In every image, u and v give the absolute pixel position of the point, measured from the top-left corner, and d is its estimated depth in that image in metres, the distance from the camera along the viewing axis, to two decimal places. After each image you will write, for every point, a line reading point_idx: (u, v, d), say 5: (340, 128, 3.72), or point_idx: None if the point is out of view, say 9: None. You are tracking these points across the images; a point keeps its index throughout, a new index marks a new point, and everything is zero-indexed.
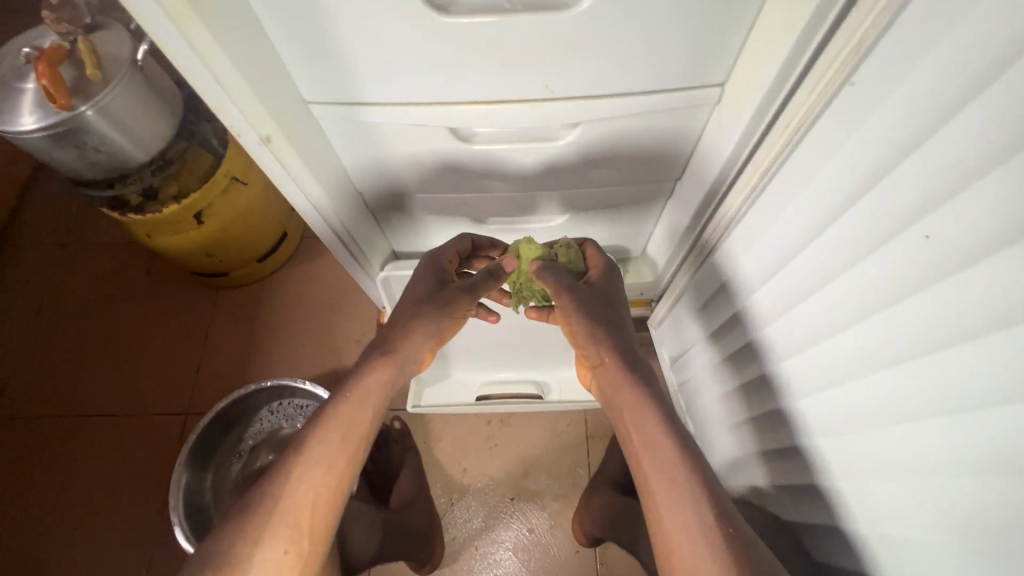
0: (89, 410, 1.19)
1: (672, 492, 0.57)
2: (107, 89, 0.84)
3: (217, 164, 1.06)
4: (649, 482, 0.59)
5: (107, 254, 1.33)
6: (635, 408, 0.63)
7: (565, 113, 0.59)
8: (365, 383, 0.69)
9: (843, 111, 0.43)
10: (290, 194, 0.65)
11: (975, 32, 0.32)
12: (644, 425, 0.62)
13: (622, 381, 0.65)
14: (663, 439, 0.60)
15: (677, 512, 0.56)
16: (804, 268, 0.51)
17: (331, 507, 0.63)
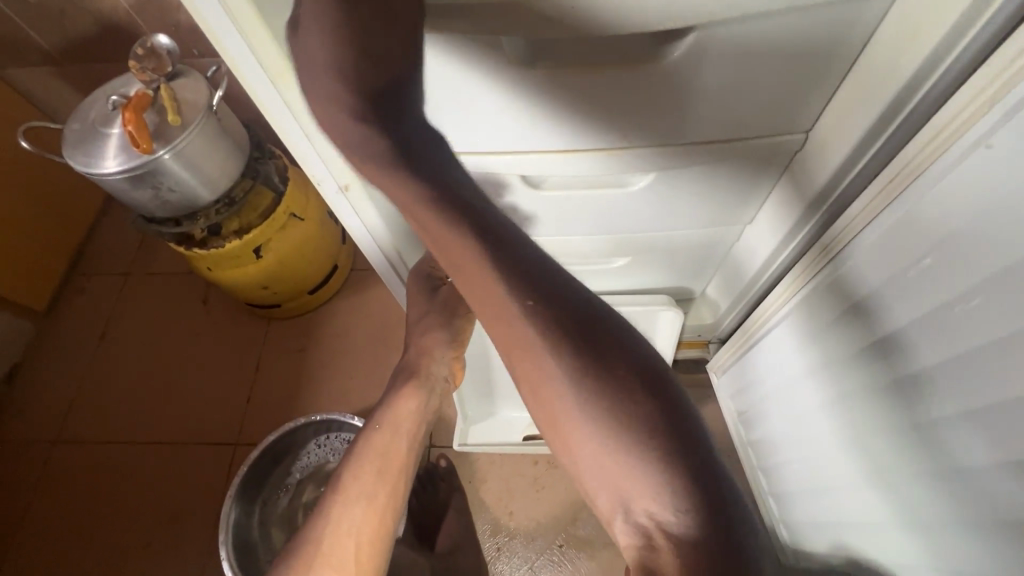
0: (144, 437, 1.22)
1: (567, 409, 0.39)
2: (185, 133, 0.89)
3: (278, 203, 1.10)
4: (536, 402, 0.40)
5: (168, 284, 1.39)
6: (484, 299, 0.39)
7: (641, 161, 0.58)
8: (396, 413, 0.68)
9: (976, 170, 0.41)
10: (359, 237, 0.65)
11: None
12: (502, 322, 0.40)
13: (449, 252, 0.40)
14: (535, 339, 0.39)
15: (579, 432, 0.39)
16: (933, 328, 0.48)
17: (377, 550, 0.60)
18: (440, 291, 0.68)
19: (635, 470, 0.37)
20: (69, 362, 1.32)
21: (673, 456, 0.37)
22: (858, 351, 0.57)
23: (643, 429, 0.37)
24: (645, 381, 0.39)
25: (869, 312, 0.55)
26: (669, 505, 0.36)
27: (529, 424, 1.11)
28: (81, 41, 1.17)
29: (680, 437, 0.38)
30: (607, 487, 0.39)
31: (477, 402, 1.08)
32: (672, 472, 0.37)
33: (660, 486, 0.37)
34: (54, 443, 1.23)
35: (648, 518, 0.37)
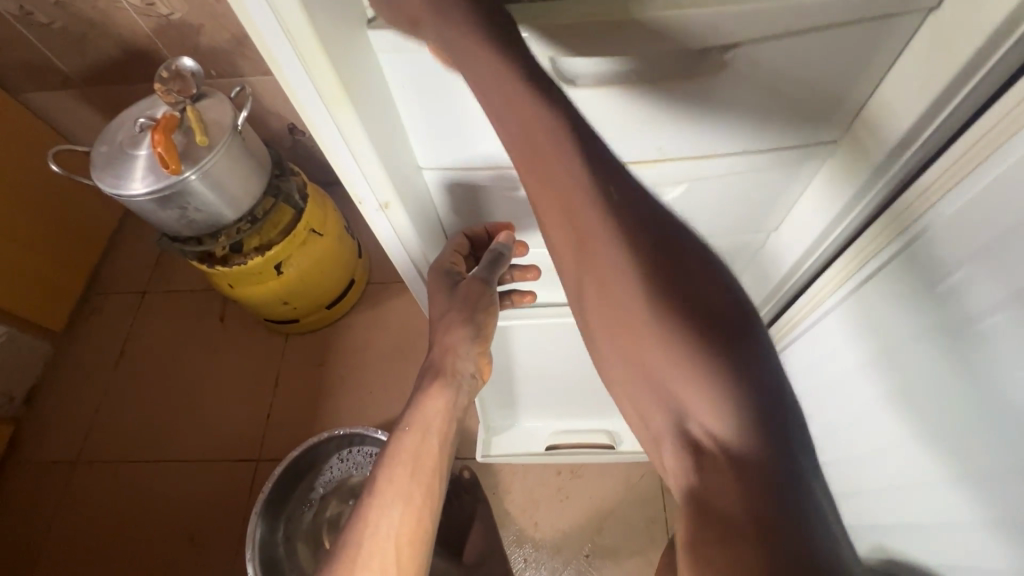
0: (166, 454, 1.22)
1: (637, 317, 0.40)
2: (211, 153, 0.91)
3: (298, 219, 1.11)
4: (600, 312, 0.42)
5: (185, 300, 1.39)
6: (562, 208, 0.41)
7: (674, 172, 0.59)
8: (424, 411, 0.66)
9: None
10: (393, 253, 0.66)
11: None
12: (580, 232, 0.41)
13: (533, 163, 0.41)
14: (614, 248, 0.40)
15: (646, 338, 0.40)
16: (986, 328, 0.48)
17: (417, 550, 0.60)
18: (461, 287, 0.66)
19: (698, 385, 0.38)
20: (88, 382, 1.32)
21: (735, 372, 0.38)
22: (906, 351, 0.58)
23: (711, 341, 0.39)
24: (714, 299, 0.40)
25: (912, 311, 0.56)
26: (726, 422, 0.37)
27: (552, 434, 1.11)
28: (102, 65, 1.18)
29: (741, 355, 0.39)
30: (662, 397, 0.40)
31: (500, 413, 1.08)
32: (732, 386, 0.37)
33: (719, 400, 0.37)
34: (75, 463, 1.23)
35: (702, 428, 0.38)
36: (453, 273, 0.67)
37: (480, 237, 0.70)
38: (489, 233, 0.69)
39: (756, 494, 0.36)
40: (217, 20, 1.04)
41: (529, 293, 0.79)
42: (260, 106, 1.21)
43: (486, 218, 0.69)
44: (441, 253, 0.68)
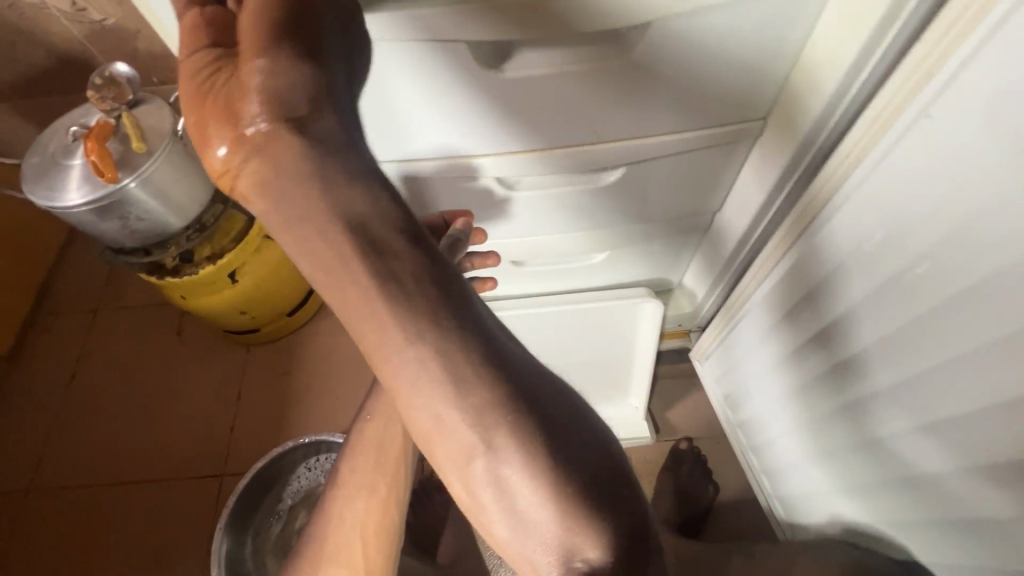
0: (125, 474, 1.18)
1: (499, 465, 0.32)
2: (150, 160, 0.88)
3: (250, 225, 1.08)
4: (453, 463, 0.33)
5: (139, 316, 1.35)
6: (384, 326, 0.31)
7: (611, 155, 0.60)
8: (386, 400, 0.62)
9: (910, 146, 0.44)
10: None
11: None
12: (413, 370, 0.32)
13: (358, 282, 0.32)
14: (453, 371, 0.31)
15: (514, 484, 0.32)
16: (872, 307, 0.53)
17: (383, 540, 0.58)
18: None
19: (576, 524, 0.32)
20: (41, 407, 1.27)
21: (607, 505, 0.32)
22: (810, 336, 0.63)
23: (584, 480, 0.32)
24: (577, 425, 0.33)
25: (811, 309, 0.62)
26: (603, 548, 0.32)
27: None
28: (35, 75, 1.14)
29: (612, 487, 0.33)
30: (539, 547, 0.32)
31: None
32: (608, 521, 0.32)
33: (603, 532, 0.32)
34: (28, 491, 1.18)
35: (584, 571, 0.32)
36: None
37: (436, 224, 0.68)
38: (445, 220, 0.68)
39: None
40: None
41: (491, 281, 0.76)
42: None
43: (442, 206, 0.68)
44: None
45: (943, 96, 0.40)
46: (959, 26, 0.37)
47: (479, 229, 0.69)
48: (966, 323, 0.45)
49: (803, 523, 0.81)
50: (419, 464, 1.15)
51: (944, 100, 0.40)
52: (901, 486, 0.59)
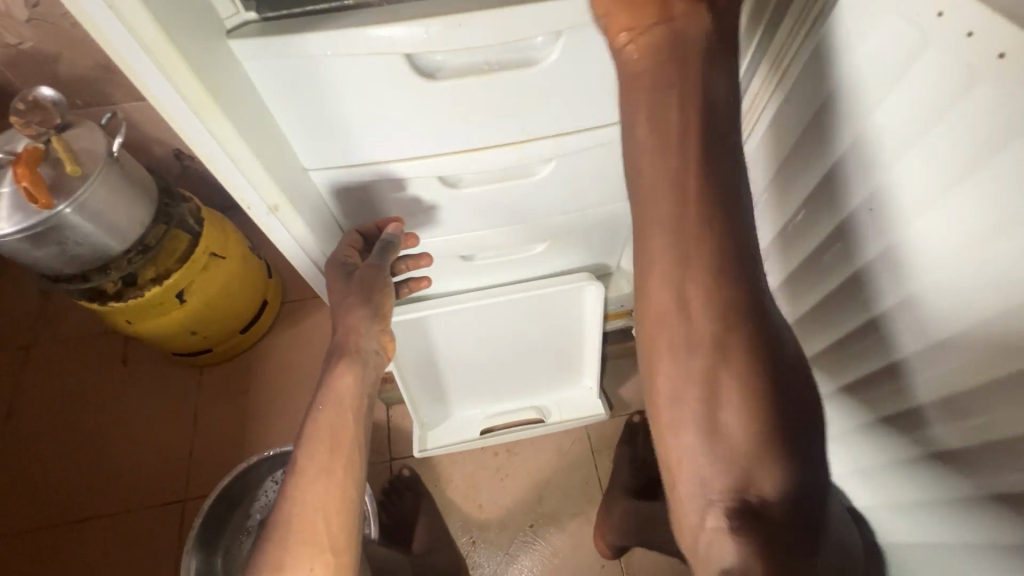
0: (75, 512, 1.13)
1: (721, 372, 0.40)
2: (86, 184, 0.87)
3: (195, 244, 1.08)
4: (678, 355, 0.42)
5: (79, 346, 1.29)
6: (672, 238, 0.40)
7: (541, 153, 0.65)
8: (335, 389, 0.67)
9: (781, 120, 0.52)
10: (287, 248, 0.68)
11: (868, 54, 0.40)
12: (687, 274, 0.40)
13: (666, 190, 0.40)
14: (710, 290, 0.40)
15: (727, 395, 0.40)
16: (797, 227, 0.56)
17: (346, 516, 0.61)
18: (356, 275, 0.70)
19: (764, 453, 0.40)
20: None
21: (795, 453, 0.40)
22: (780, 233, 0.60)
23: (781, 419, 0.40)
24: (792, 370, 0.41)
25: (781, 204, 0.58)
26: (778, 488, 0.39)
27: (487, 417, 1.17)
28: None
29: (808, 442, 0.40)
30: (718, 461, 0.41)
31: (431, 406, 1.13)
32: (787, 459, 0.40)
33: (783, 469, 0.39)
34: None
35: (753, 497, 0.40)
36: (349, 265, 0.71)
37: (371, 232, 0.74)
38: (378, 228, 0.73)
39: (785, 557, 0.39)
40: (78, 46, 1.00)
41: (425, 278, 0.82)
42: (140, 132, 1.16)
43: (376, 215, 0.73)
44: (336, 248, 0.72)
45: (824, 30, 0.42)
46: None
47: (409, 234, 0.75)
48: (832, 264, 0.54)
49: None
50: (389, 464, 1.18)
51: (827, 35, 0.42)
52: None
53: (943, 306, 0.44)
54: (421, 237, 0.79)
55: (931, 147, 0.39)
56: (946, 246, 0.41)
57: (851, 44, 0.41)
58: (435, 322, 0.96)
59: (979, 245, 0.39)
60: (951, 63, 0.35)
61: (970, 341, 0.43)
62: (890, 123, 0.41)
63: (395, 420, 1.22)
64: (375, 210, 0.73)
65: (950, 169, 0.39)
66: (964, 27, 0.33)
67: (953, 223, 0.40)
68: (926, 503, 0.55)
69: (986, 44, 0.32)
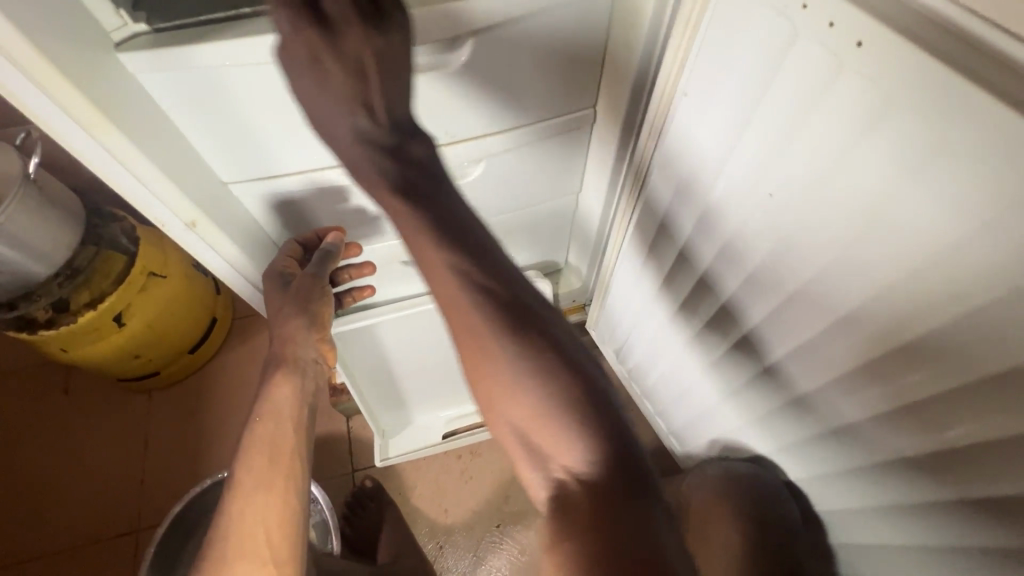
0: (21, 552, 1.08)
1: (500, 371, 0.45)
2: (1, 208, 0.82)
3: (131, 264, 1.04)
4: (471, 363, 0.46)
5: (17, 379, 1.23)
6: (431, 266, 0.45)
7: (469, 154, 0.65)
8: (273, 402, 0.66)
9: (682, 117, 0.50)
10: (214, 265, 0.65)
11: (753, 43, 0.40)
12: (450, 295, 0.45)
13: (419, 229, 0.45)
14: (472, 300, 0.45)
15: (505, 396, 0.45)
16: (705, 230, 0.55)
17: (287, 529, 0.59)
18: (293, 285, 0.68)
19: (562, 430, 0.44)
20: None
21: (595, 423, 0.44)
22: (678, 254, 0.62)
23: (560, 394, 0.44)
24: (564, 351, 0.46)
25: (680, 224, 0.58)
26: (587, 461, 0.44)
27: (447, 421, 1.17)
28: None
29: (599, 407, 0.45)
30: (531, 444, 0.45)
31: (390, 414, 1.12)
32: (580, 433, 0.44)
33: (575, 445, 0.44)
34: None
35: (567, 473, 0.44)
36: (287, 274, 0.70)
37: (312, 240, 0.73)
38: (319, 236, 0.72)
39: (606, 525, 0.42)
40: None
41: (367, 287, 0.84)
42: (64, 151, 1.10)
43: (314, 224, 0.72)
44: (274, 259, 0.70)
45: (686, 81, 0.48)
46: (682, 42, 0.46)
47: (352, 243, 0.74)
48: (739, 257, 0.53)
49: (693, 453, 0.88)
50: (351, 477, 1.16)
51: (682, 105, 0.49)
52: None
53: (834, 292, 0.45)
54: (364, 245, 0.79)
55: (800, 143, 0.41)
56: (823, 270, 0.45)
57: (718, 61, 0.44)
58: (385, 329, 0.94)
59: (857, 233, 0.41)
60: (815, 57, 0.36)
61: (880, 312, 0.43)
62: (779, 107, 0.41)
63: (355, 430, 1.20)
64: (306, 221, 0.71)
65: (835, 151, 0.39)
66: (825, 18, 0.34)
67: (850, 196, 0.40)
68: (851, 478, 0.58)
69: (846, 34, 0.33)
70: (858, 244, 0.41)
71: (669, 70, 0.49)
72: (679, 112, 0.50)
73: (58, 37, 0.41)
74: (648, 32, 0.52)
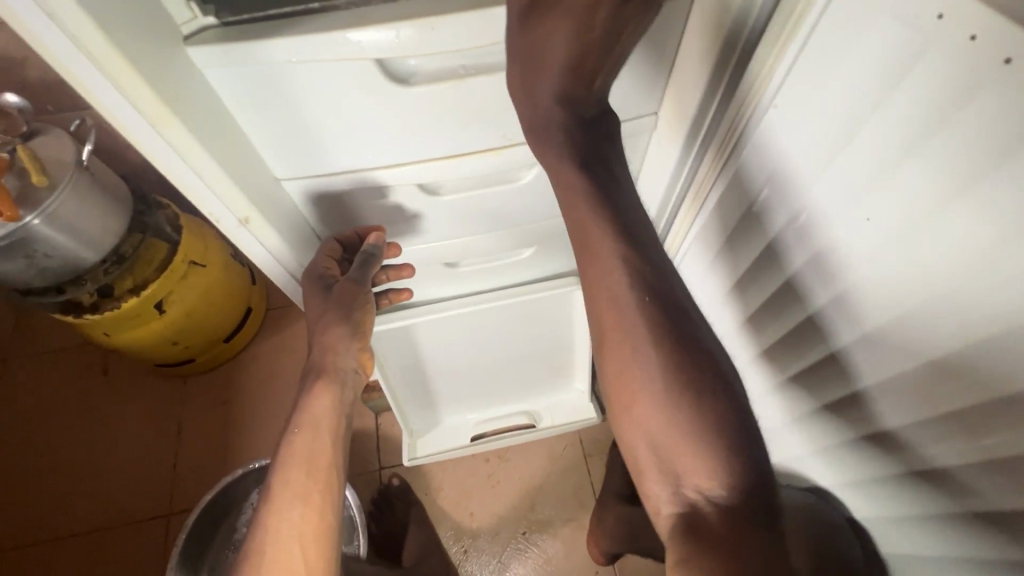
0: (57, 531, 1.11)
1: (645, 378, 0.47)
2: (55, 194, 0.84)
3: (173, 252, 1.05)
4: (619, 365, 0.48)
5: (58, 358, 1.26)
6: (598, 266, 0.48)
7: (521, 158, 0.62)
8: (312, 413, 0.65)
9: (768, 126, 0.49)
10: (259, 260, 0.64)
11: (875, 51, 0.37)
12: (615, 297, 0.48)
13: (589, 231, 0.48)
14: (633, 305, 0.47)
15: (647, 406, 0.47)
16: (787, 246, 0.53)
17: (323, 544, 0.59)
18: (336, 289, 0.68)
19: (699, 450, 0.44)
20: None
21: (740, 450, 0.44)
22: (749, 268, 0.61)
23: (707, 414, 0.45)
24: (720, 373, 0.46)
25: (753, 237, 0.57)
26: (721, 487, 0.43)
27: (475, 424, 1.15)
28: None
29: (747, 435, 0.44)
30: (660, 457, 0.46)
31: (419, 413, 1.11)
32: (721, 456, 0.44)
33: (712, 468, 0.44)
34: None
35: (699, 494, 0.44)
36: (328, 276, 0.69)
37: (351, 240, 0.71)
38: (360, 236, 0.71)
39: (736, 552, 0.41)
40: None
41: (405, 290, 0.84)
42: (112, 139, 1.12)
43: (357, 223, 0.71)
44: (314, 259, 0.69)
45: (777, 93, 0.46)
46: (776, 49, 0.44)
47: (393, 244, 0.73)
48: (821, 281, 0.51)
49: None
50: (378, 474, 1.16)
51: (770, 117, 0.48)
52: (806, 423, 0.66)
53: (944, 326, 0.42)
54: (406, 246, 0.77)
55: (916, 166, 0.38)
56: (923, 302, 0.43)
57: (823, 70, 0.42)
58: (421, 330, 0.93)
59: (972, 269, 0.38)
60: (952, 71, 0.33)
61: (985, 349, 0.40)
62: (895, 126, 0.38)
63: (383, 427, 1.20)
64: (352, 218, 0.70)
65: (957, 177, 0.36)
66: (966, 31, 0.31)
67: (968, 227, 0.37)
68: (943, 518, 0.54)
69: (991, 49, 0.30)
70: (970, 282, 0.39)
71: (753, 84, 0.48)
72: (768, 122, 0.49)
73: (129, 30, 0.40)
74: (724, 44, 0.48)
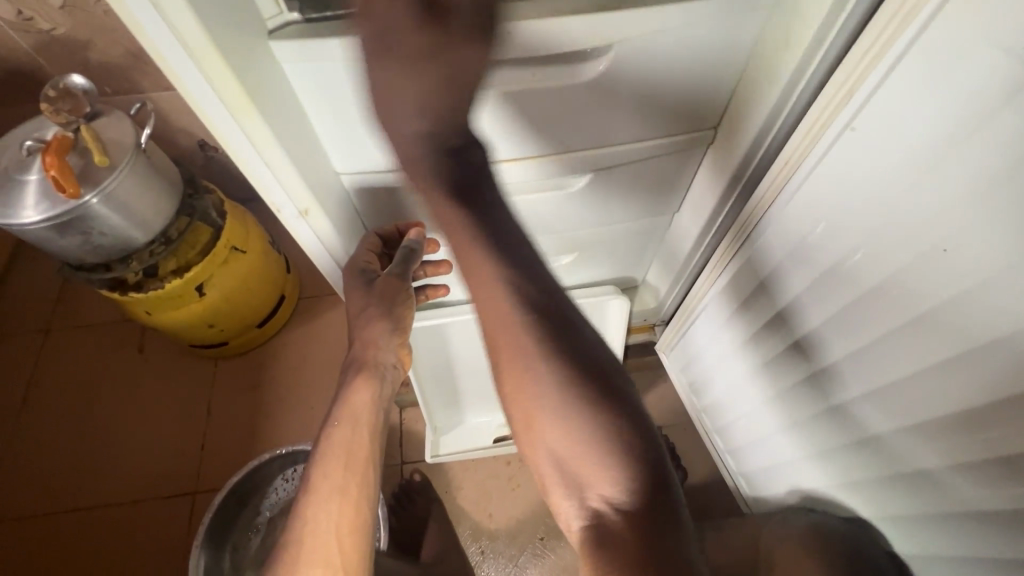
0: (87, 500, 1.14)
1: (537, 388, 0.44)
2: (113, 174, 0.87)
3: (217, 237, 1.07)
4: (512, 378, 0.45)
5: (98, 333, 1.30)
6: (479, 275, 0.45)
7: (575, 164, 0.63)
8: (351, 407, 0.66)
9: (844, 150, 0.47)
10: (311, 249, 0.66)
11: (969, 79, 0.37)
12: (496, 308, 0.44)
13: (468, 236, 0.44)
14: (517, 314, 0.44)
15: (543, 418, 0.44)
16: (846, 273, 0.52)
17: (358, 537, 0.59)
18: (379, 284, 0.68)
19: (600, 455, 0.43)
20: None
21: (639, 452, 0.43)
22: (793, 299, 0.60)
23: (601, 418, 0.43)
24: (607, 376, 0.45)
25: (804, 266, 0.57)
26: (625, 492, 0.42)
27: (499, 426, 1.15)
28: None
29: (641, 437, 0.43)
30: (562, 467, 0.44)
31: (444, 411, 1.11)
32: (620, 460, 0.42)
33: (613, 474, 0.42)
34: None
35: (601, 500, 0.43)
36: (370, 270, 0.68)
37: (391, 235, 0.72)
38: (400, 232, 0.71)
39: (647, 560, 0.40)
40: (106, 35, 1.01)
41: (442, 287, 0.84)
42: (166, 124, 1.16)
43: (398, 218, 0.71)
44: (355, 252, 0.69)
45: (855, 115, 0.45)
46: (857, 71, 0.43)
47: (432, 240, 0.73)
48: (883, 309, 0.50)
49: (766, 496, 0.86)
50: (400, 468, 1.17)
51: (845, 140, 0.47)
52: (846, 451, 0.64)
53: None
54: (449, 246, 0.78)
55: (1005, 200, 0.37)
56: (1001, 336, 0.42)
57: (908, 95, 0.41)
58: (455, 329, 0.94)
59: None
60: None
61: None
62: (985, 156, 0.38)
63: (407, 423, 1.21)
64: (401, 214, 0.71)
65: None
66: None
67: None
68: (994, 559, 0.53)
69: None
70: None
71: (828, 102, 0.47)
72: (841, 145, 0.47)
73: (221, 21, 0.41)
74: (797, 64, 0.49)
